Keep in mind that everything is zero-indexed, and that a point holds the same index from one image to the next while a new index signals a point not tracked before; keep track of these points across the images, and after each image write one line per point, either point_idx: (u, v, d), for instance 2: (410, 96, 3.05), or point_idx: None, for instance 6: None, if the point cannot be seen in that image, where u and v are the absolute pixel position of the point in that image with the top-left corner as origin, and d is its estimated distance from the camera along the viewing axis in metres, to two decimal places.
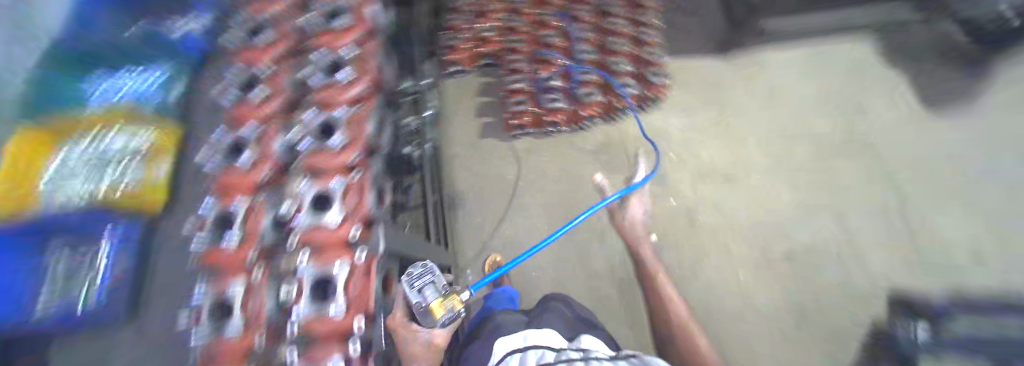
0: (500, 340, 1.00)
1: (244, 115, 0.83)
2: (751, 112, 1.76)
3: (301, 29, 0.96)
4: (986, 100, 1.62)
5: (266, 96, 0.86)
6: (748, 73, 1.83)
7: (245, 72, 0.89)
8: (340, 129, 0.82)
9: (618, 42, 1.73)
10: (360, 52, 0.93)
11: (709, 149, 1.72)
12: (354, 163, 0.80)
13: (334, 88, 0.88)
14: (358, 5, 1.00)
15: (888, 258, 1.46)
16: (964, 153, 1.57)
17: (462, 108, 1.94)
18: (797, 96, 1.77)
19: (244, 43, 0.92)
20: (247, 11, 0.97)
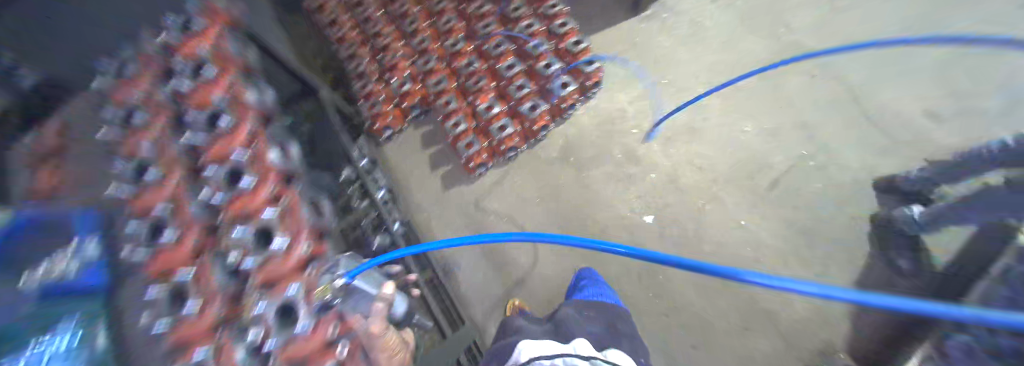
0: (530, 341, 1.07)
1: (189, 337, 0.68)
2: (688, 60, 1.76)
3: (203, 215, 0.91)
4: None
5: (202, 305, 0.74)
6: (669, 22, 1.83)
7: (169, 282, 0.78)
8: (301, 306, 0.76)
9: (536, 44, 1.66)
10: (282, 207, 0.91)
11: (664, 110, 1.71)
12: (333, 332, 0.76)
13: (274, 262, 0.81)
14: (257, 160, 0.99)
15: (854, 148, 1.55)
16: (874, 27, 1.69)
17: (415, 168, 1.84)
18: (720, 28, 1.79)
19: (150, 251, 0.83)
20: (135, 209, 0.90)
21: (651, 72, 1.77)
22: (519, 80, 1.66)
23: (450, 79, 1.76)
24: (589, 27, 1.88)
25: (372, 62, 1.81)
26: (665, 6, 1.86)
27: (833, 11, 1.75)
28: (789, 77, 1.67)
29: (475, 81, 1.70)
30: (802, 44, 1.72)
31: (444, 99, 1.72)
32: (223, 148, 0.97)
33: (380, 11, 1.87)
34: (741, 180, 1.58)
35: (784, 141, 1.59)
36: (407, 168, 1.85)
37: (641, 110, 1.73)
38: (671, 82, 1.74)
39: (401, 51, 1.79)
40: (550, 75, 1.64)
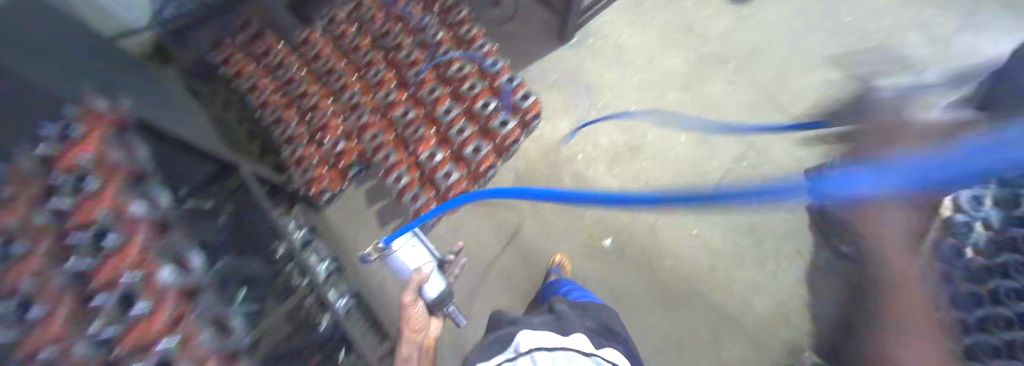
0: (525, 332, 1.00)
1: None
2: (619, 81, 1.83)
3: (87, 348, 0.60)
4: None
5: None
6: (594, 45, 1.90)
7: None
8: None
9: (471, 85, 1.64)
10: (181, 336, 0.74)
11: (605, 132, 1.76)
12: None
13: None
14: (146, 279, 0.77)
15: (782, 143, 1.65)
16: (774, 32, 1.87)
17: (362, 227, 1.75)
18: (644, 47, 1.89)
19: None
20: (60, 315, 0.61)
21: (587, 96, 1.83)
22: (458, 124, 1.62)
23: (388, 131, 1.69)
24: (522, 59, 1.91)
25: (300, 123, 1.69)
26: (590, 31, 1.93)
27: (739, 20, 1.90)
28: (710, 85, 1.79)
29: (414, 130, 1.64)
30: (718, 53, 1.85)
31: (382, 153, 1.64)
32: (99, 261, 0.71)
33: (304, 69, 1.77)
34: (686, 190, 1.63)
35: (717, 146, 1.67)
36: (354, 229, 1.75)
37: (583, 135, 1.76)
38: (606, 104, 1.80)
39: (331, 109, 1.70)
40: (488, 115, 1.62)
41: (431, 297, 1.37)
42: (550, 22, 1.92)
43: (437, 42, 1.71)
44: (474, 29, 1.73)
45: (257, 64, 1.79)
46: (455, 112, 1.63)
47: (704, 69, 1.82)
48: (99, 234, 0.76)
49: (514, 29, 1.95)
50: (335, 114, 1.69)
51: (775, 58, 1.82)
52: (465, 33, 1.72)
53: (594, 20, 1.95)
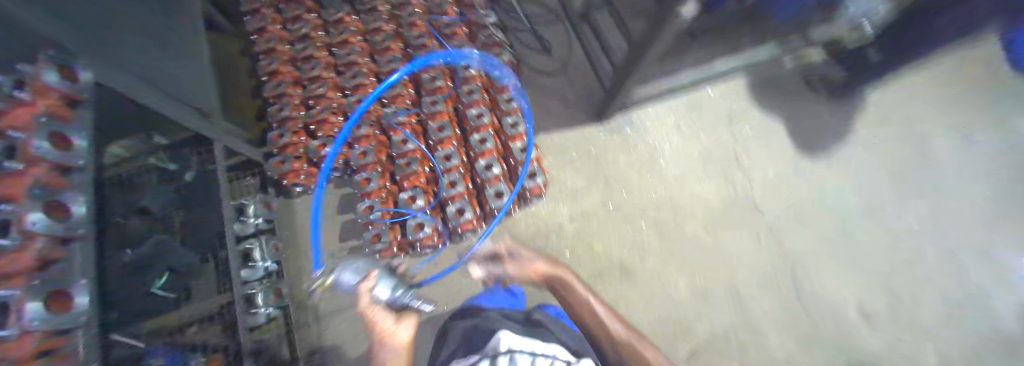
0: (505, 331, 0.99)
1: None
2: (640, 189, 1.68)
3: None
4: (835, 146, 1.76)
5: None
6: (628, 138, 1.77)
7: None
8: None
9: (481, 139, 1.48)
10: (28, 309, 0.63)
11: (599, 238, 1.63)
12: None
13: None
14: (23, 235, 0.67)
15: (783, 332, 1.47)
16: (825, 201, 1.68)
17: (321, 230, 1.64)
18: (680, 160, 1.72)
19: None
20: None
21: (600, 190, 1.69)
22: (452, 176, 1.46)
23: (379, 151, 1.52)
24: (551, 122, 1.79)
25: (300, 108, 1.56)
26: (631, 121, 1.79)
27: (794, 171, 1.72)
28: (730, 234, 1.61)
29: (404, 163, 1.48)
30: (752, 200, 1.66)
31: (363, 174, 1.48)
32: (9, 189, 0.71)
33: (327, 53, 1.66)
34: (659, 338, 1.48)
35: (711, 307, 1.51)
36: (312, 229, 1.63)
37: (578, 231, 1.64)
38: (617, 208, 1.66)
39: (333, 102, 1.55)
40: (487, 178, 1.46)
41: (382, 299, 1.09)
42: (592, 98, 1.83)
43: (467, 77, 1.56)
44: (510, 79, 1.56)
45: (281, 26, 1.67)
46: (455, 163, 1.46)
47: (731, 214, 1.64)
48: (68, 204, 0.75)
49: (555, 89, 1.85)
50: (333, 110, 1.54)
51: (817, 229, 1.62)
52: (497, 80, 1.57)
53: (639, 111, 1.81)
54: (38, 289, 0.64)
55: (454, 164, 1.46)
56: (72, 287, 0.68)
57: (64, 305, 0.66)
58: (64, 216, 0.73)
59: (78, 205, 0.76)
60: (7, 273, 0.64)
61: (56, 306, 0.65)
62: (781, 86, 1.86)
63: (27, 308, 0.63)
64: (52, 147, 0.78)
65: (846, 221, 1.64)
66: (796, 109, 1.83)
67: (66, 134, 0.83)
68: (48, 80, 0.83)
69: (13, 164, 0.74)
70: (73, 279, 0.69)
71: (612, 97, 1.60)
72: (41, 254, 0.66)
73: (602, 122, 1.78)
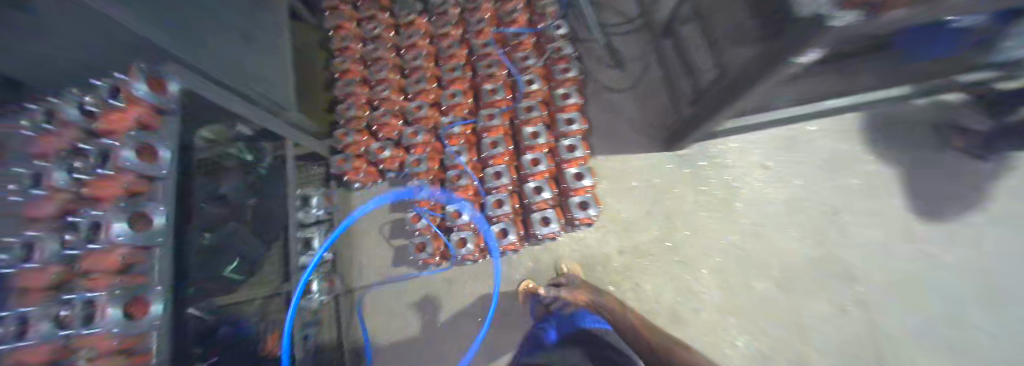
0: None
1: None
2: (704, 231, 1.53)
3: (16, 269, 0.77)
4: (961, 214, 1.44)
5: None
6: (697, 171, 1.58)
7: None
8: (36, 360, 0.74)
9: (534, 160, 1.39)
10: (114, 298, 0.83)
11: (651, 278, 1.49)
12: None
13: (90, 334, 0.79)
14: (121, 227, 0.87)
15: None
16: (939, 280, 1.39)
17: (371, 225, 1.69)
18: (756, 205, 1.54)
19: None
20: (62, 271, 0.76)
21: (660, 226, 1.54)
22: (500, 196, 1.39)
23: (430, 159, 1.49)
24: (614, 144, 1.64)
25: (364, 108, 1.60)
26: (706, 153, 1.60)
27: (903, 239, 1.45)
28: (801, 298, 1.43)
29: (453, 176, 1.44)
30: (837, 262, 1.44)
31: (414, 182, 1.46)
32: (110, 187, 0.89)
33: (395, 54, 1.67)
34: None
35: None
36: (364, 223, 1.70)
37: (628, 267, 1.51)
38: (675, 249, 1.51)
39: (394, 105, 1.56)
40: (536, 203, 1.37)
41: None
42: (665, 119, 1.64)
43: (527, 91, 1.46)
44: (572, 97, 1.44)
45: (356, 24, 1.72)
46: (503, 182, 1.38)
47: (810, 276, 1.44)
48: (150, 215, 0.92)
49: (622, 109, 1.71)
50: (393, 113, 1.55)
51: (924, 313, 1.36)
52: (559, 98, 1.45)
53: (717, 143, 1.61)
54: (123, 295, 0.84)
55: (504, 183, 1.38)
56: (149, 294, 0.88)
57: (141, 312, 0.85)
58: (148, 226, 0.91)
59: (162, 218, 0.94)
60: (103, 269, 0.84)
61: (135, 313, 0.85)
62: (900, 131, 1.53)
63: (110, 314, 0.82)
64: (137, 160, 0.92)
65: (965, 307, 1.35)
66: (915, 162, 1.51)
67: (154, 145, 0.97)
68: (139, 92, 0.93)
69: (104, 170, 0.91)
70: (147, 289, 0.88)
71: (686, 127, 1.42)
72: (126, 260, 0.86)
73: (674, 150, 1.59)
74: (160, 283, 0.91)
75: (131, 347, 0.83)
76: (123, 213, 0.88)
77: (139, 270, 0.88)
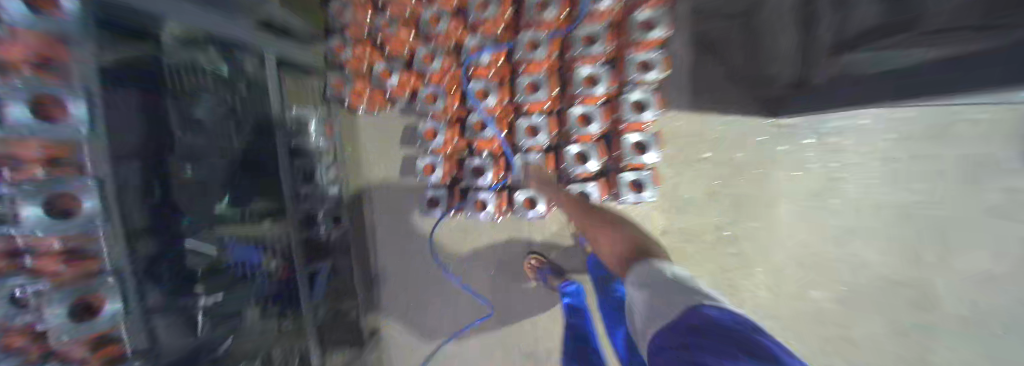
0: None
1: None
2: (775, 226, 1.24)
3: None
4: None
5: None
6: (791, 150, 1.21)
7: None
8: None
9: (582, 116, 1.05)
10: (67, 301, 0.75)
11: (694, 266, 1.29)
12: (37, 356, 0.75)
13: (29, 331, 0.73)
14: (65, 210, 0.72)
15: None
16: None
17: (380, 156, 1.47)
18: (861, 205, 1.16)
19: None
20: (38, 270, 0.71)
21: (723, 211, 1.26)
22: (531, 156, 1.12)
23: (449, 94, 1.16)
24: (687, 98, 1.23)
25: (367, 9, 1.22)
26: (816, 129, 1.16)
27: None
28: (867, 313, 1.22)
29: (477, 123, 1.14)
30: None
31: (428, 124, 1.18)
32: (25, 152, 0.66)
33: None
34: None
35: None
36: (371, 152, 1.47)
37: (671, 249, 1.29)
38: (734, 240, 1.26)
39: (402, 9, 1.15)
40: (574, 170, 1.08)
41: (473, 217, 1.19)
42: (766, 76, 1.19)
43: (592, 10, 0.99)
44: (658, 26, 0.97)
45: None
46: (537, 139, 1.08)
47: (888, 295, 1.18)
48: (80, 196, 0.73)
49: (713, 48, 1.24)
50: (402, 23, 1.16)
51: None
52: (638, 27, 0.97)
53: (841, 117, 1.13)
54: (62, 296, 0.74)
55: (537, 144, 1.10)
56: (106, 295, 0.79)
57: (93, 314, 0.78)
58: (68, 216, 0.72)
59: (91, 204, 0.74)
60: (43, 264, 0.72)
61: (83, 315, 0.77)
62: None
63: (53, 310, 0.74)
64: (45, 124, 0.67)
65: None
66: None
67: (61, 96, 0.69)
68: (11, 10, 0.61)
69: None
70: (103, 284, 0.78)
71: (797, 99, 1.03)
72: (66, 248, 0.73)
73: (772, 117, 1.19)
74: (119, 266, 0.79)
75: (103, 338, 0.80)
76: (49, 193, 0.70)
77: (91, 254, 0.76)
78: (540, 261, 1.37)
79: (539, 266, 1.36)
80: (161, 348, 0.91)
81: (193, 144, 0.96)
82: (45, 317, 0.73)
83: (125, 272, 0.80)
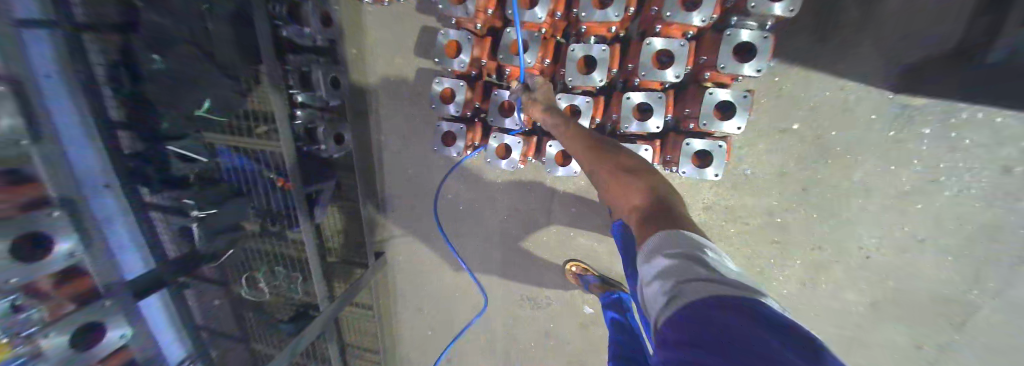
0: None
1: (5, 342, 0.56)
2: (838, 222, 1.07)
3: None
4: None
5: None
6: (899, 137, 0.96)
7: None
8: None
9: (661, 49, 0.77)
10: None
11: (727, 247, 1.17)
12: None
13: None
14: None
15: None
16: None
17: (390, 66, 1.23)
18: (940, 216, 1.00)
19: None
20: None
21: (785, 195, 1.07)
22: (579, 98, 0.87)
23: None
24: (790, 48, 0.96)
25: None
26: (942, 116, 0.92)
27: None
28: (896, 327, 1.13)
29: (515, 41, 0.86)
30: (975, 314, 1.07)
31: (452, 33, 0.91)
32: None
33: None
34: None
35: None
36: (381, 59, 1.23)
37: (706, 226, 1.16)
38: (784, 229, 1.11)
39: None
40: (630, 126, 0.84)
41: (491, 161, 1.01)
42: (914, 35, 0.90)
43: None
44: None
45: None
46: (593, 75, 0.82)
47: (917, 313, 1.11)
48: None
49: None
50: None
51: None
52: None
53: (976, 108, 0.89)
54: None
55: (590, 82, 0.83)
56: (53, 230, 0.61)
57: (42, 252, 0.60)
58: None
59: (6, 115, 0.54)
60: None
61: (33, 252, 0.58)
62: None
63: None
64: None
65: None
66: None
67: None
68: None
69: None
70: (54, 218, 0.61)
71: (1010, 45, 0.71)
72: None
73: (895, 91, 0.94)
74: (66, 192, 0.64)
75: (67, 274, 0.64)
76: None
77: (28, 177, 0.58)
78: (582, 269, 1.30)
79: (581, 274, 1.29)
80: (167, 253, 0.92)
81: (161, 26, 0.80)
82: None
83: (75, 200, 0.66)
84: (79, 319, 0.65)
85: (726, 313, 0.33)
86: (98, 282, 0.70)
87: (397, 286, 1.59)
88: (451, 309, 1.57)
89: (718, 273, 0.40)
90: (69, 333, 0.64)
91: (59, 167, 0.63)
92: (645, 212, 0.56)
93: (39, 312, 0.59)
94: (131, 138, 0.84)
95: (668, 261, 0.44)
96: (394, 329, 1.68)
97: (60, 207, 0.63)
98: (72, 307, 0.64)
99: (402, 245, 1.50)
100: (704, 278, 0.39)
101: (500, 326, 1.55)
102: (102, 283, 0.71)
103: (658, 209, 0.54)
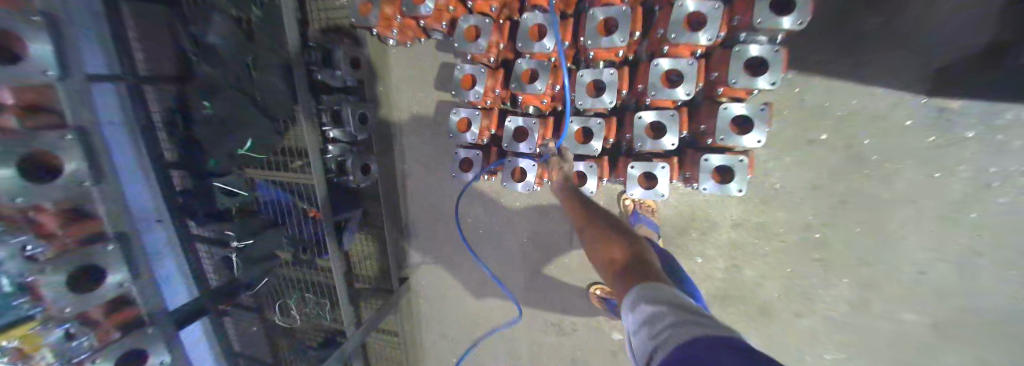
0: None
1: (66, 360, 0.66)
2: (885, 236, 0.99)
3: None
4: None
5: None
6: (942, 142, 0.90)
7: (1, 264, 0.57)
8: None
9: (670, 69, 0.78)
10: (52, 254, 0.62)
11: (763, 266, 1.10)
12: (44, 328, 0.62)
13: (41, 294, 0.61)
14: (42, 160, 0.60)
15: None
16: None
17: (412, 100, 1.32)
18: (1005, 226, 0.90)
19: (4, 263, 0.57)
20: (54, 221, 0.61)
21: (819, 208, 1.01)
22: (590, 120, 0.89)
23: (494, 29, 0.91)
24: (805, 58, 0.94)
25: None
26: (987, 117, 0.86)
27: None
28: (975, 356, 0.99)
29: (526, 71, 0.91)
30: None
31: (467, 67, 0.97)
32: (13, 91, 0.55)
33: None
34: None
35: None
36: (402, 94, 1.33)
37: (737, 244, 1.10)
38: (823, 245, 1.03)
39: None
40: (646, 145, 0.84)
41: (508, 185, 1.02)
42: (940, 35, 0.86)
43: None
44: None
45: None
46: (603, 97, 0.83)
47: (1002, 342, 0.96)
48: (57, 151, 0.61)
49: None
50: None
51: None
52: None
53: None
54: (70, 257, 0.64)
55: (601, 104, 0.84)
56: (107, 263, 0.70)
57: (95, 283, 0.69)
58: (52, 177, 0.61)
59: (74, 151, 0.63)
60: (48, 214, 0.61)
61: (86, 283, 0.67)
62: None
63: (52, 277, 0.62)
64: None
65: None
66: None
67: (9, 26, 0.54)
68: None
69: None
70: (105, 252, 0.69)
71: None
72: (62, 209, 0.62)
73: (928, 95, 0.89)
74: (120, 227, 0.72)
75: (120, 302, 0.73)
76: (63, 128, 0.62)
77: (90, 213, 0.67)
78: (607, 292, 1.26)
79: (606, 298, 1.23)
80: (207, 281, 0.97)
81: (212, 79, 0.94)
82: (52, 289, 0.62)
83: (129, 235, 0.74)
84: (125, 344, 0.74)
85: (711, 350, 0.38)
86: (144, 310, 0.78)
87: (420, 312, 1.60)
88: (474, 336, 1.55)
89: (699, 317, 0.49)
90: (114, 357, 0.72)
91: (117, 200, 0.71)
92: (623, 263, 0.68)
93: (87, 340, 0.68)
94: (179, 175, 0.91)
95: (659, 307, 0.51)
96: (418, 356, 1.66)
97: (114, 240, 0.71)
98: (119, 334, 0.72)
99: (425, 270, 1.53)
100: (691, 321, 0.47)
101: (525, 353, 1.50)
102: (147, 312, 0.78)
103: (631, 263, 0.66)
